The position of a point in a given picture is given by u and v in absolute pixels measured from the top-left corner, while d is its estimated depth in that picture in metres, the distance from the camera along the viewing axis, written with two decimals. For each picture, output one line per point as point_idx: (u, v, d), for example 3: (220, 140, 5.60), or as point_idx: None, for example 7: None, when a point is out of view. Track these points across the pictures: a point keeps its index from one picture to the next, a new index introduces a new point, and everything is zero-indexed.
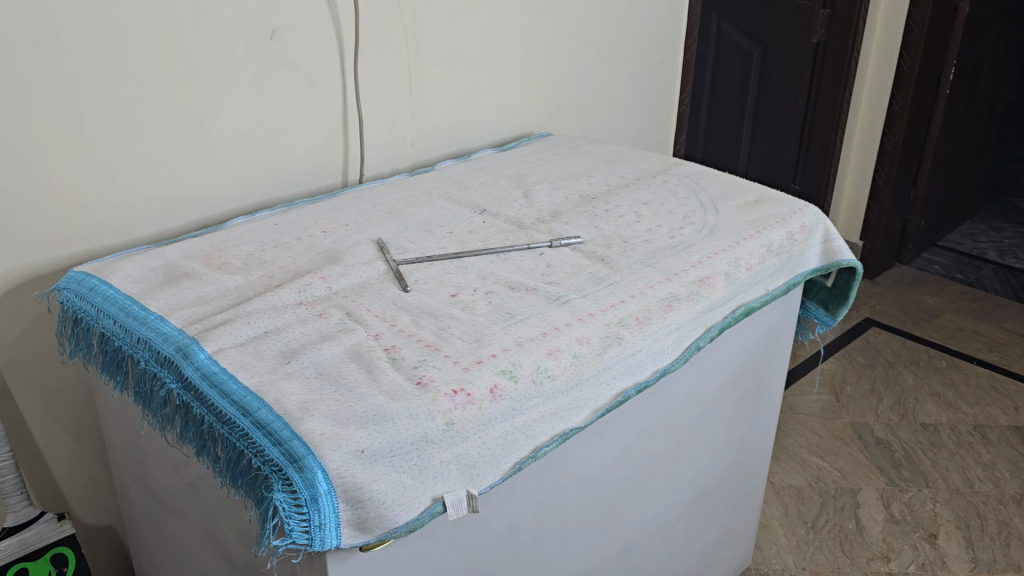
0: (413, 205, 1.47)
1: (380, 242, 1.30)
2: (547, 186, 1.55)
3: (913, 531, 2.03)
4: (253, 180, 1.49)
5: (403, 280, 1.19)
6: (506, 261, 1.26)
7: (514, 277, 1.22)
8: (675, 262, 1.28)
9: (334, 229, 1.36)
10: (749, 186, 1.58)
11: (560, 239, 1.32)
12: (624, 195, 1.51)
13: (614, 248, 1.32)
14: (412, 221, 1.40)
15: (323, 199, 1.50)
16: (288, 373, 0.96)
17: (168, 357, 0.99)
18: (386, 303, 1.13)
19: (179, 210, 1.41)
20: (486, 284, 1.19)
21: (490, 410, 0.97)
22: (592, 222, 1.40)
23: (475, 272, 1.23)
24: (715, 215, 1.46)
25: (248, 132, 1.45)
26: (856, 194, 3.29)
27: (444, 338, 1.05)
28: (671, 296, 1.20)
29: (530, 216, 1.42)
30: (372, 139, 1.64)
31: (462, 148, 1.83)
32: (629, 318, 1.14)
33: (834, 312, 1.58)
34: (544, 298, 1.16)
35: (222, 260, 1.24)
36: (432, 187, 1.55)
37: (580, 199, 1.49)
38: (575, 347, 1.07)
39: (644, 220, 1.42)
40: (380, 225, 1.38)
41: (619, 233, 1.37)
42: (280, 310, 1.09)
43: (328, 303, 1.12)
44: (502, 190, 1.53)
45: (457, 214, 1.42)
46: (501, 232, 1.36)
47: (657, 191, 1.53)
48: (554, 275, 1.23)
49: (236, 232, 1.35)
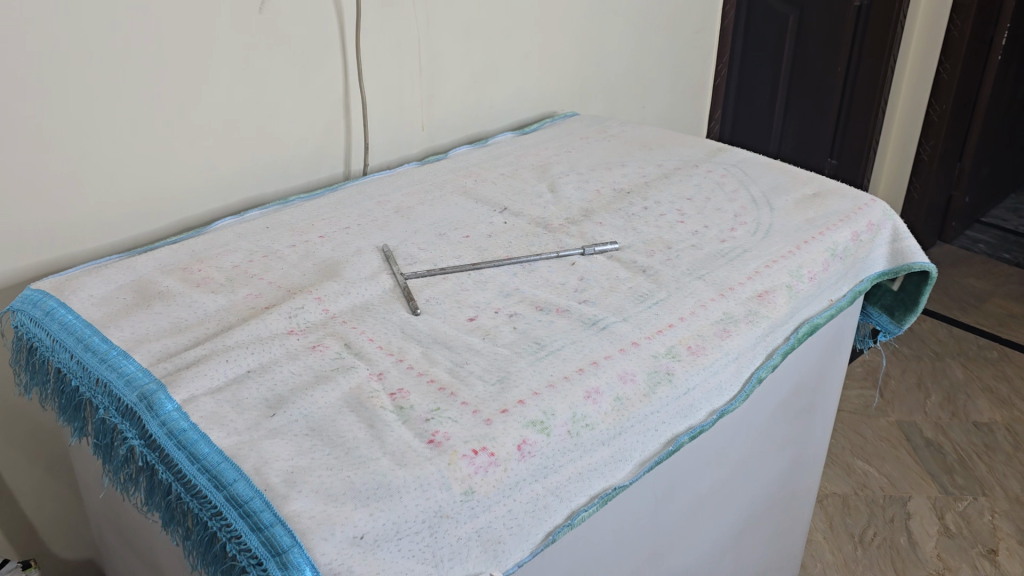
0: (425, 202, 1.28)
1: (386, 250, 1.13)
2: (576, 178, 1.36)
3: (970, 546, 1.86)
4: (242, 175, 1.31)
5: (412, 300, 1.01)
6: (533, 275, 1.09)
7: (541, 295, 1.04)
8: (728, 274, 1.10)
9: (334, 233, 1.18)
10: (805, 177, 1.39)
11: (595, 246, 1.14)
12: (664, 189, 1.32)
13: (656, 256, 1.14)
14: (424, 223, 1.22)
15: (323, 195, 1.32)
16: (273, 429, 0.79)
17: (130, 407, 0.82)
18: (391, 330, 0.96)
19: (159, 211, 1.24)
20: (510, 305, 1.02)
21: (517, 471, 0.80)
22: (628, 223, 1.22)
23: (496, 289, 1.05)
24: (768, 212, 1.27)
25: (235, 121, 1.27)
26: (898, 171, 3.07)
27: (461, 379, 0.88)
28: (727, 317, 1.02)
29: (557, 215, 1.24)
30: (378, 123, 1.45)
31: (477, 131, 1.64)
32: (679, 346, 0.96)
33: (900, 320, 1.38)
34: (577, 322, 0.99)
35: (202, 275, 1.07)
36: (446, 180, 1.37)
37: (614, 195, 1.31)
38: (616, 388, 0.90)
39: (690, 221, 1.23)
40: (387, 228, 1.20)
41: (662, 236, 1.19)
42: (266, 342, 0.92)
43: (323, 332, 0.95)
44: (525, 183, 1.35)
45: (475, 214, 1.25)
46: (525, 237, 1.18)
47: (702, 184, 1.35)
48: (588, 291, 1.05)
49: (222, 238, 1.17)
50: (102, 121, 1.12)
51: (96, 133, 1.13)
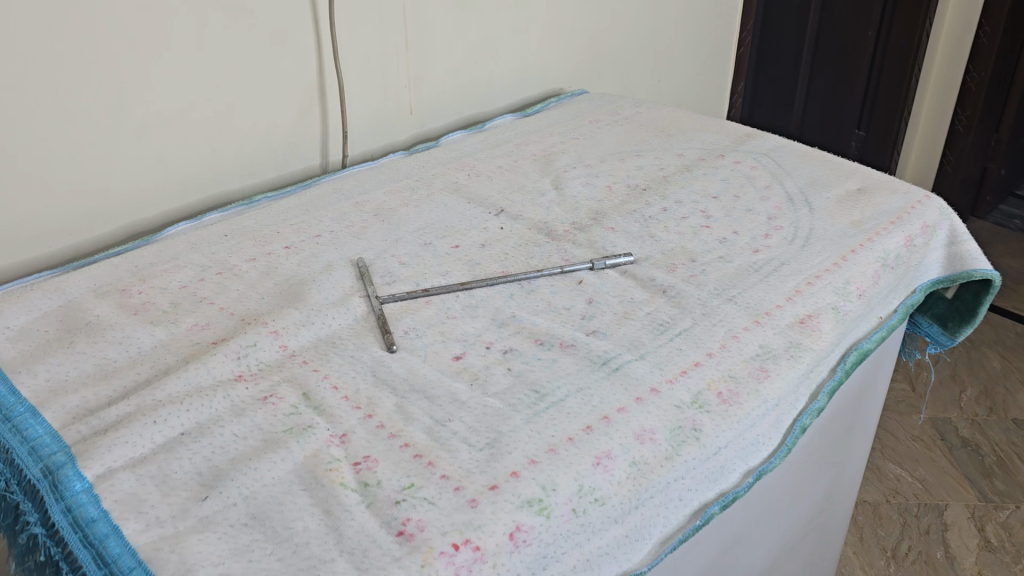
0: (410, 203, 1.11)
1: (362, 266, 0.96)
2: (583, 172, 1.19)
3: (1014, 562, 1.71)
4: (200, 171, 1.14)
5: (388, 332, 0.85)
6: (532, 298, 0.92)
7: (541, 325, 0.87)
8: (763, 295, 0.93)
9: (302, 243, 1.02)
10: (848, 169, 1.21)
11: (607, 259, 0.97)
12: (685, 185, 1.15)
13: (679, 271, 0.97)
14: (408, 229, 1.05)
15: (293, 193, 1.15)
16: (203, 519, 0.63)
17: (31, 485, 0.67)
18: (360, 374, 0.80)
19: (102, 216, 1.07)
20: (504, 339, 0.85)
21: (510, 566, 0.64)
22: (644, 229, 1.05)
23: (488, 318, 0.88)
24: (807, 213, 1.10)
25: (189, 108, 1.09)
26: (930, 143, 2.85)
27: (442, 442, 0.72)
28: (764, 352, 0.86)
29: (562, 220, 1.07)
30: (359, 107, 1.28)
31: (474, 113, 1.46)
32: (708, 393, 0.80)
33: (953, 332, 1.20)
34: (584, 362, 0.82)
35: (143, 299, 0.91)
36: (436, 174, 1.20)
37: (628, 193, 1.13)
38: (633, 450, 0.74)
39: (716, 225, 1.06)
40: (364, 237, 1.03)
41: (684, 246, 1.02)
42: (206, 393, 0.75)
43: (278, 378, 0.79)
44: (525, 178, 1.17)
45: (467, 217, 1.08)
46: (524, 248, 1.01)
47: (730, 179, 1.17)
48: (598, 318, 0.89)
49: (172, 249, 1.01)
50: (25, 115, 0.95)
51: (19, 129, 0.95)
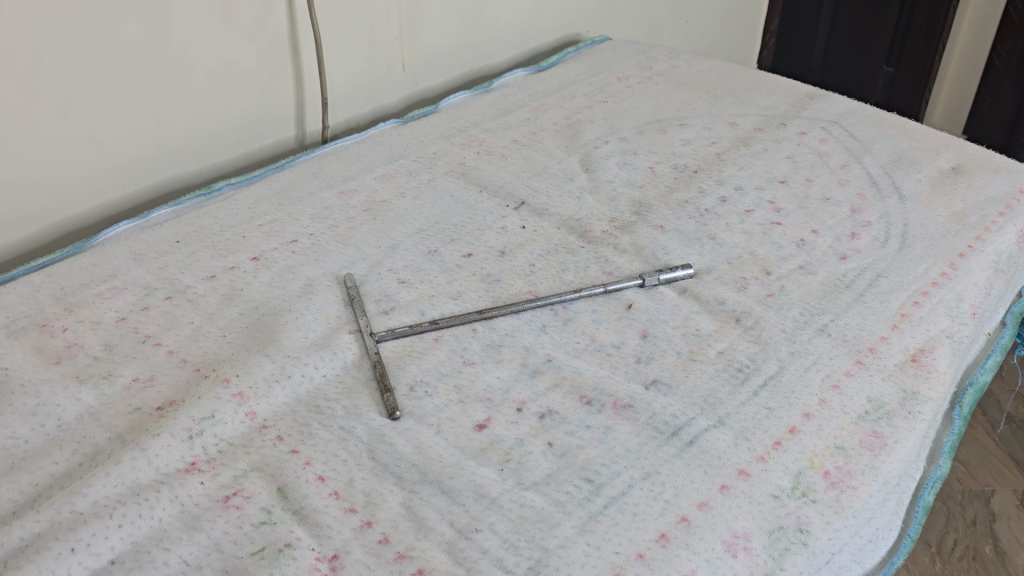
0: (407, 193, 0.90)
1: (351, 287, 0.76)
2: (617, 148, 0.97)
3: None
4: (146, 153, 0.92)
5: (388, 389, 0.65)
6: (571, 334, 0.72)
7: (587, 375, 0.67)
8: (861, 323, 0.74)
9: (274, 253, 0.81)
10: (936, 142, 1.00)
11: (661, 275, 0.77)
12: (744, 166, 0.94)
13: (751, 291, 0.77)
14: (407, 230, 0.84)
15: (262, 179, 0.93)
16: None
17: None
18: (355, 455, 0.60)
19: (22, 216, 0.85)
20: (540, 398, 0.65)
21: None
22: (702, 228, 0.84)
23: (517, 364, 0.68)
24: (897, 203, 0.89)
25: (129, 75, 0.86)
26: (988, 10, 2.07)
27: (468, 568, 0.53)
28: (874, 408, 0.67)
29: (599, 216, 0.86)
30: (341, 67, 1.05)
31: (477, 67, 1.23)
32: (811, 475, 0.61)
33: None
34: (646, 430, 0.63)
35: (69, 339, 0.70)
36: (439, 152, 0.98)
37: (676, 178, 0.92)
38: (722, 567, 0.55)
39: (790, 223, 0.86)
40: (353, 242, 0.82)
41: (754, 253, 0.81)
42: (147, 496, 0.56)
43: (245, 465, 0.59)
44: (547, 157, 0.96)
45: (480, 214, 0.87)
46: (554, 257, 0.81)
47: (797, 157, 0.96)
48: (659, 364, 0.69)
49: (108, 260, 0.79)
50: None
51: None
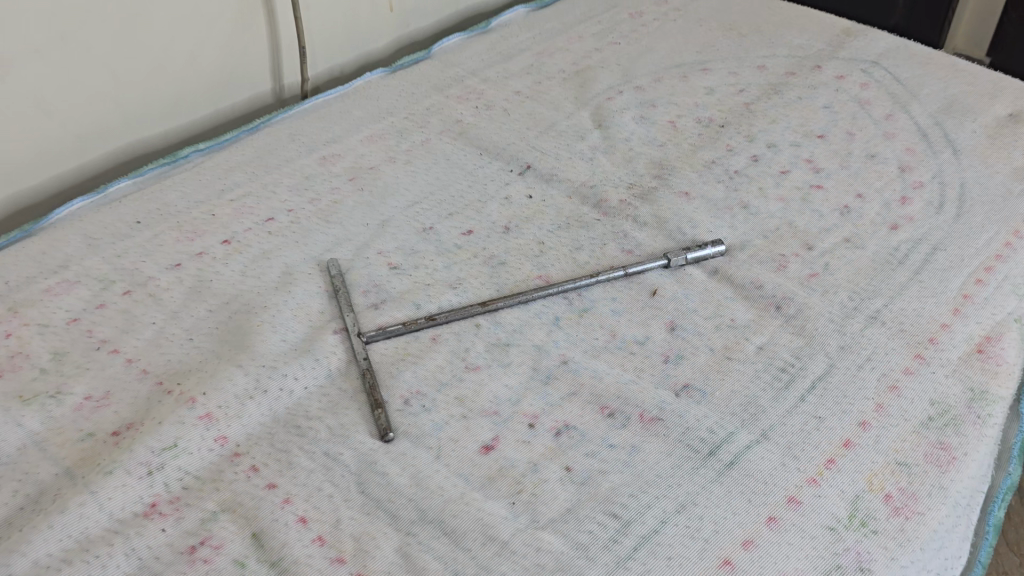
0: (398, 157, 0.79)
1: (337, 277, 0.66)
2: (633, 99, 0.87)
3: None
4: (102, 116, 0.81)
5: (380, 406, 0.56)
6: (589, 329, 0.63)
7: (609, 381, 0.59)
8: (920, 308, 0.65)
9: (248, 234, 0.71)
10: (991, 84, 0.89)
11: (689, 255, 0.68)
12: (777, 119, 0.83)
13: (792, 271, 0.67)
14: (399, 202, 0.74)
15: (234, 141, 0.83)
16: None
17: None
18: (343, 489, 0.52)
19: None
20: (555, 411, 0.57)
21: None
22: (732, 195, 0.75)
23: (527, 368, 0.60)
24: (951, 158, 0.79)
25: (75, 29, 0.74)
26: None
27: None
28: (940, 413, 0.58)
29: (615, 183, 0.76)
30: (320, 10, 0.93)
31: (473, 3, 1.11)
32: (871, 499, 0.53)
33: None
34: (679, 450, 0.54)
35: (12, 347, 0.61)
36: (433, 107, 0.86)
37: (700, 134, 0.82)
38: None
39: (832, 186, 0.76)
40: (337, 221, 0.72)
41: (792, 225, 0.72)
42: (98, 551, 0.48)
43: (215, 505, 0.51)
44: (555, 111, 0.85)
45: (481, 181, 0.76)
46: (567, 233, 0.71)
47: (836, 108, 0.85)
48: (690, 364, 0.60)
49: (59, 247, 0.70)
50: None
51: None
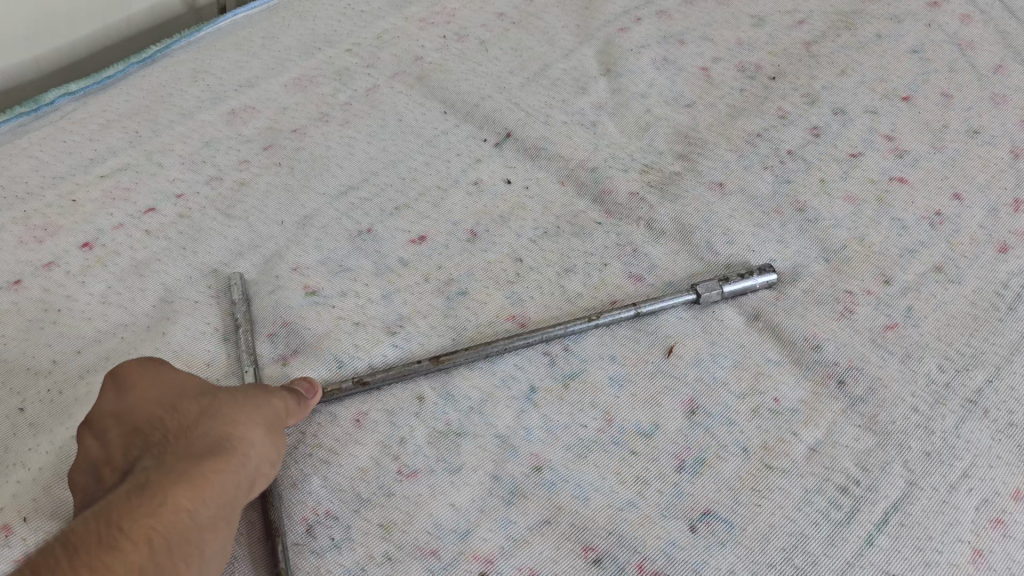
0: (333, 115, 0.59)
1: (240, 304, 0.48)
2: (653, 31, 0.65)
3: None
4: None
5: (280, 535, 0.40)
6: (576, 409, 0.45)
7: (598, 502, 0.42)
8: None
9: (118, 233, 0.52)
10: None
11: (727, 288, 0.49)
12: (846, 69, 0.62)
13: (860, 319, 0.49)
14: (328, 187, 0.55)
15: (122, 80, 0.61)
16: None
17: None
18: None
19: None
20: (518, 552, 0.40)
21: None
22: (782, 190, 0.55)
23: (484, 476, 0.42)
24: None
25: None
26: None
27: None
28: None
29: (625, 164, 0.56)
30: None
31: None
32: None
33: None
34: None
35: None
36: (386, 34, 0.65)
37: (742, 90, 0.61)
38: None
39: (918, 181, 0.56)
40: (243, 217, 0.53)
41: (863, 244, 0.52)
42: None
43: None
44: (550, 45, 0.64)
45: (442, 155, 0.57)
46: (554, 242, 0.52)
47: (927, 54, 0.64)
48: (713, 474, 0.43)
49: None
50: None
51: None
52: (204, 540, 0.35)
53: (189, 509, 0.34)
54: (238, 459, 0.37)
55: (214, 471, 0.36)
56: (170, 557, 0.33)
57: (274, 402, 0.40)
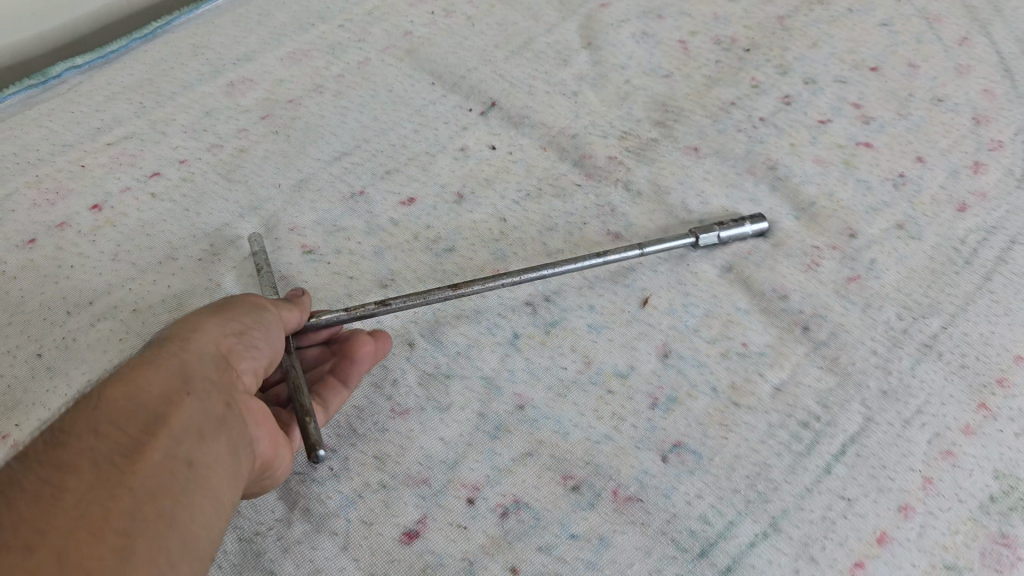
0: (327, 86, 0.62)
1: (259, 253, 0.50)
2: (633, 6, 0.68)
3: None
4: None
5: (309, 414, 0.40)
6: (557, 353, 0.48)
7: (577, 436, 0.45)
8: (988, 334, 0.50)
9: (126, 195, 0.55)
10: None
11: (723, 233, 0.52)
12: (817, 42, 0.65)
13: (825, 272, 0.52)
14: (323, 153, 0.58)
15: (124, 55, 0.64)
16: None
17: None
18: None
19: None
20: (503, 481, 0.43)
21: None
22: (754, 154, 0.58)
23: (471, 413, 0.46)
24: None
25: None
26: None
27: None
28: (1005, 493, 0.44)
29: (605, 130, 0.59)
30: None
31: None
32: None
33: None
34: (660, 548, 0.41)
35: None
36: (377, 10, 0.68)
37: (717, 61, 0.64)
38: None
39: (883, 145, 0.59)
40: (243, 181, 0.56)
41: (830, 203, 0.56)
42: None
43: None
44: (534, 20, 0.67)
45: (431, 123, 0.60)
46: (537, 202, 0.55)
47: (894, 27, 0.67)
48: (684, 410, 0.46)
49: None
50: None
51: None
52: (176, 405, 0.34)
53: (133, 386, 0.34)
54: (196, 326, 0.38)
55: (161, 355, 0.36)
56: (131, 425, 0.33)
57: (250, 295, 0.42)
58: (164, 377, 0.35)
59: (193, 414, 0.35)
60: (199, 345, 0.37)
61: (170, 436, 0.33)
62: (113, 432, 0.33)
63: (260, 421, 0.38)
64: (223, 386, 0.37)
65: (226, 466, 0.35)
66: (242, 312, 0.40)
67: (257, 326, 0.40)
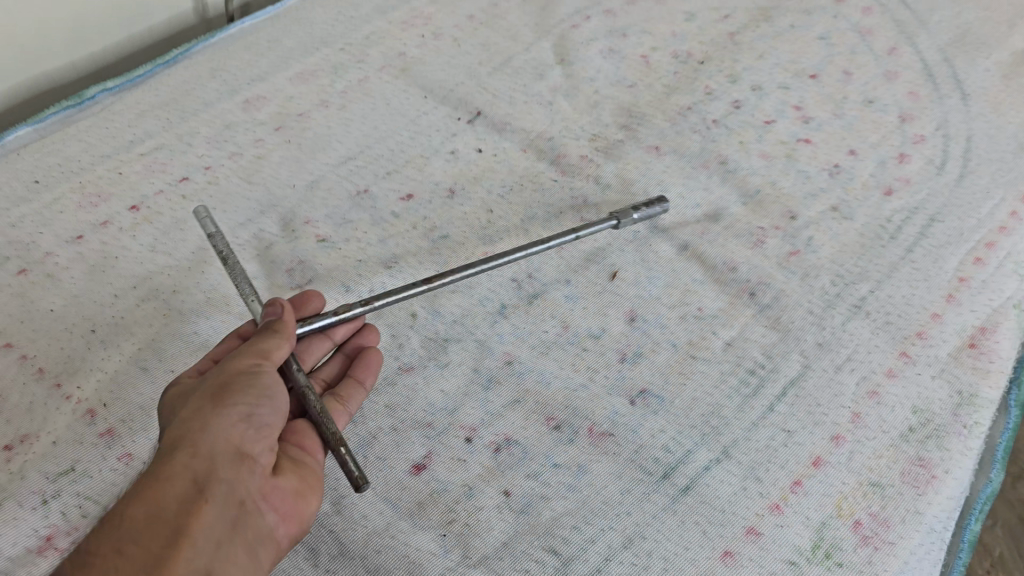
0: (332, 101, 0.70)
1: (216, 236, 0.53)
2: (601, 26, 0.77)
3: None
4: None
5: (342, 443, 0.44)
6: (539, 319, 0.56)
7: (557, 386, 0.53)
8: (909, 295, 0.58)
9: (160, 197, 0.63)
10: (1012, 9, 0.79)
11: (637, 215, 0.60)
12: (763, 54, 0.74)
13: (769, 247, 0.60)
14: (331, 158, 0.66)
15: (150, 78, 0.72)
16: None
17: None
18: None
19: None
20: (495, 423, 0.51)
21: None
22: (707, 151, 0.67)
23: (466, 369, 0.53)
24: (959, 104, 0.70)
25: None
26: None
27: None
28: (922, 423, 0.51)
29: (577, 133, 0.68)
30: None
31: None
32: (839, 526, 0.47)
33: None
34: (629, 472, 0.49)
35: None
36: (373, 35, 0.76)
37: (676, 73, 0.73)
38: None
39: (820, 141, 0.68)
40: (262, 183, 0.64)
41: (774, 190, 0.64)
42: None
43: None
44: (514, 41, 0.76)
45: (425, 130, 0.68)
46: (519, 195, 0.64)
47: (831, 40, 0.76)
48: (649, 363, 0.54)
49: None
50: None
51: None
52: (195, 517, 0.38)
53: (154, 503, 0.38)
54: (205, 423, 0.41)
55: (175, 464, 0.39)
56: (155, 544, 0.37)
57: (250, 359, 0.44)
58: (182, 488, 0.39)
59: (211, 522, 0.39)
60: (209, 443, 0.40)
61: (191, 547, 0.37)
62: (137, 554, 0.36)
63: (274, 503, 0.42)
64: (234, 483, 0.40)
65: (242, 563, 0.39)
66: (244, 391, 0.42)
67: (259, 402, 0.43)
